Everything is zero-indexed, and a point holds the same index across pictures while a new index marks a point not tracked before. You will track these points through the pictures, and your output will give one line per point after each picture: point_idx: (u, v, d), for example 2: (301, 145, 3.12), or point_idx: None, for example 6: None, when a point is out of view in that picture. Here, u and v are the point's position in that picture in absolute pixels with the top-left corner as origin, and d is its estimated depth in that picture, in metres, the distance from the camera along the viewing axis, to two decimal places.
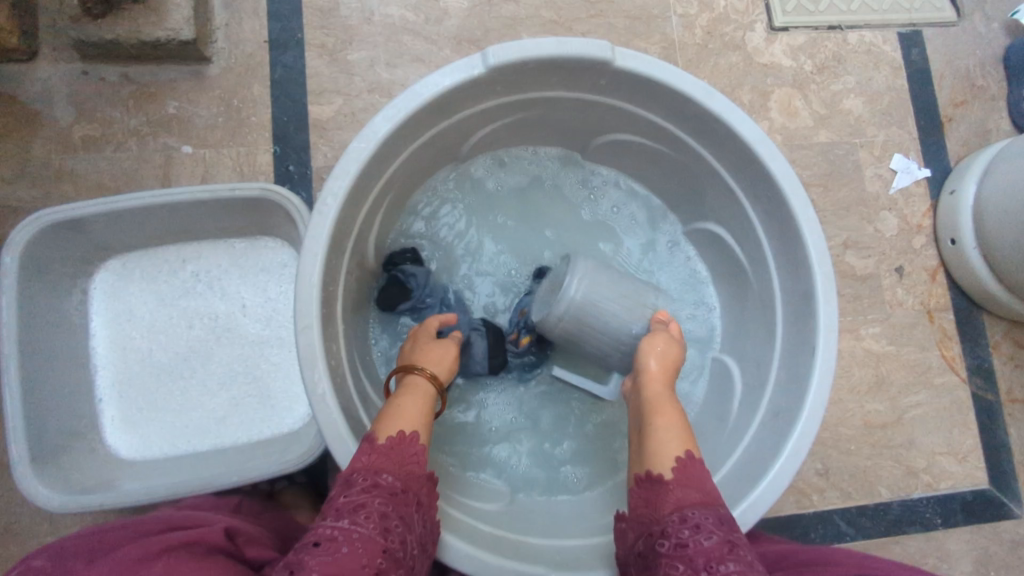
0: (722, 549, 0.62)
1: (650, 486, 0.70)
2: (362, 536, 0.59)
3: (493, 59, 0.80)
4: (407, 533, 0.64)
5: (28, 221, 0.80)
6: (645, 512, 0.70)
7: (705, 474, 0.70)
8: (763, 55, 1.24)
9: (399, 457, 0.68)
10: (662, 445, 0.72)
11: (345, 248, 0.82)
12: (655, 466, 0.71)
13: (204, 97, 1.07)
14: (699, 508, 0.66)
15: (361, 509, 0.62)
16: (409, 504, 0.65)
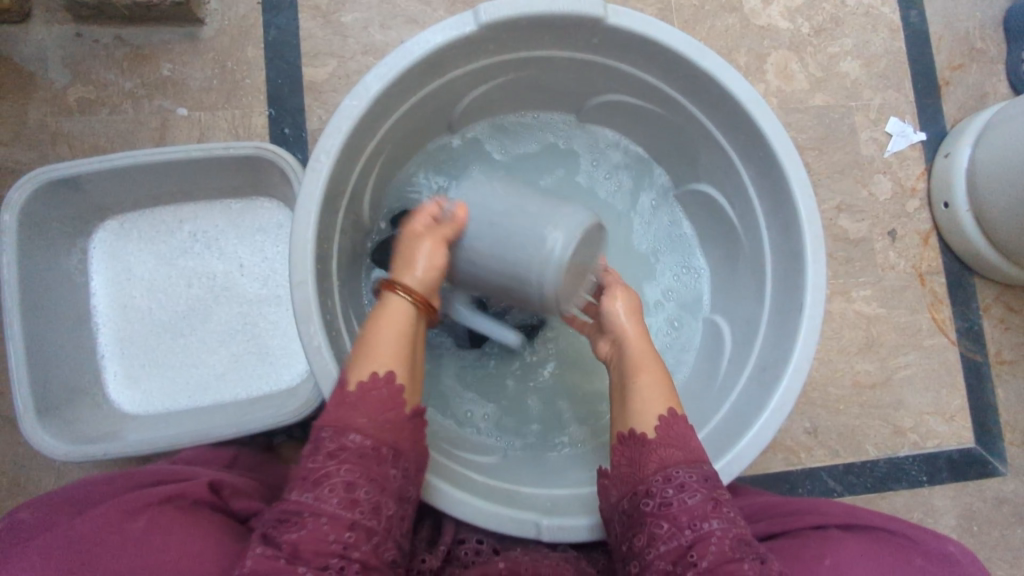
0: (705, 507, 0.68)
1: (634, 446, 0.73)
2: (327, 512, 0.65)
3: (484, 16, 0.81)
4: (379, 492, 0.68)
5: (25, 179, 0.80)
6: (628, 470, 0.72)
7: (688, 432, 0.73)
8: (760, 17, 1.23)
9: (366, 408, 0.69)
10: (645, 405, 0.75)
11: (339, 206, 0.83)
12: (637, 425, 0.74)
13: (198, 59, 1.07)
14: (684, 468, 0.70)
15: (326, 481, 0.66)
16: (379, 463, 0.68)
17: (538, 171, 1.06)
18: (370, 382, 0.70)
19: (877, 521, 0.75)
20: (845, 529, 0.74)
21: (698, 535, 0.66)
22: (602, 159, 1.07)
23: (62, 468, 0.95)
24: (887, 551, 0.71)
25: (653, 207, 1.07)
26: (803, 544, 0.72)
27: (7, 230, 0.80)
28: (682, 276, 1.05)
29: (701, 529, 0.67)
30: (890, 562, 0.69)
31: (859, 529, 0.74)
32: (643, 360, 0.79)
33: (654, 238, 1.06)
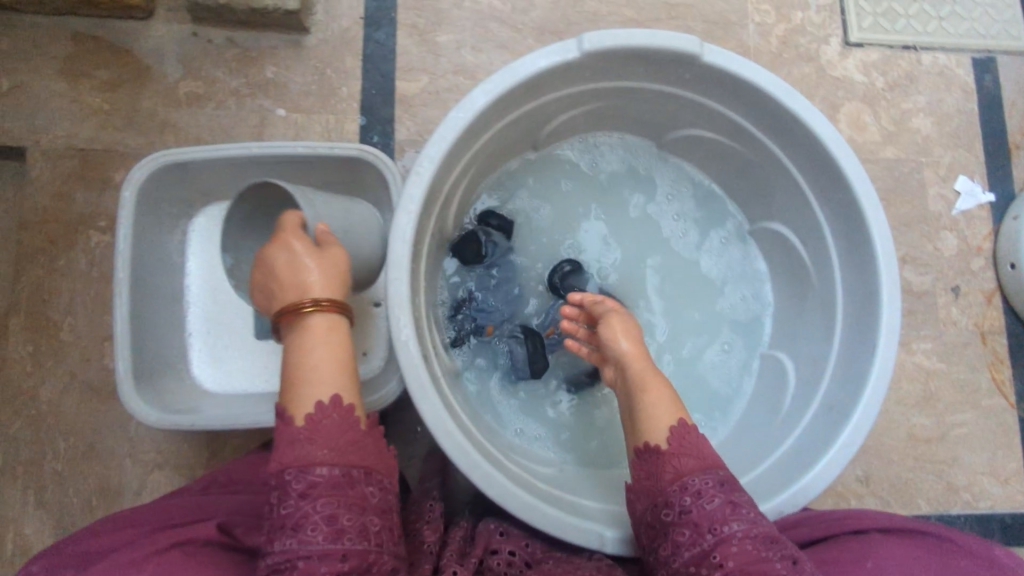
0: (724, 512, 0.68)
1: (652, 461, 0.72)
2: (314, 551, 0.60)
3: (587, 45, 0.85)
4: (363, 516, 0.62)
5: (147, 160, 0.86)
6: (644, 483, 0.73)
7: (700, 440, 0.73)
8: (836, 68, 1.26)
9: (329, 435, 0.63)
10: (655, 419, 0.74)
11: (433, 211, 0.87)
12: (650, 438, 0.73)
13: (300, 65, 1.13)
14: (697, 474, 0.71)
15: (305, 522, 0.61)
16: (357, 489, 0.63)
17: (613, 198, 1.09)
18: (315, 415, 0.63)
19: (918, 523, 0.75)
20: (886, 532, 0.74)
21: (719, 540, 0.67)
22: (672, 194, 1.10)
23: (135, 438, 1.00)
24: (929, 553, 0.71)
25: (722, 242, 1.09)
26: (845, 549, 0.72)
27: (125, 205, 0.85)
28: (746, 310, 1.07)
29: (722, 533, 0.67)
30: (931, 563, 0.69)
31: (900, 531, 0.74)
32: (646, 375, 0.78)
33: (721, 268, 1.08)
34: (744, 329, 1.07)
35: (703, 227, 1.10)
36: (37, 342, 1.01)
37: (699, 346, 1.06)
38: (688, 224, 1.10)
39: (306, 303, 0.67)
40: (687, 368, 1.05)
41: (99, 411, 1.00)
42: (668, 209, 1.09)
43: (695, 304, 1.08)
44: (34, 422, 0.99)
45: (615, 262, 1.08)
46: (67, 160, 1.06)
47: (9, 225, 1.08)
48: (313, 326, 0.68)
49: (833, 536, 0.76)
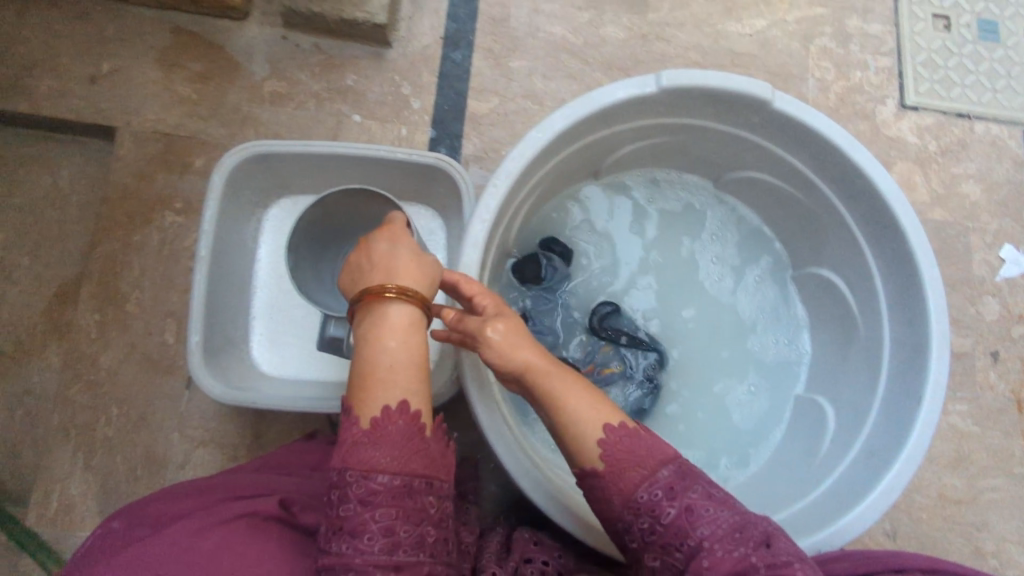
0: (684, 520, 0.62)
1: (597, 487, 0.65)
2: (369, 560, 0.59)
3: (665, 81, 0.89)
4: (420, 527, 0.61)
5: (239, 148, 0.91)
6: (601, 510, 0.66)
7: (636, 441, 0.65)
8: (890, 128, 1.30)
9: (393, 441, 0.62)
10: (582, 442, 0.65)
11: (502, 223, 0.91)
12: (586, 461, 0.65)
13: (381, 76, 1.19)
14: (645, 487, 0.64)
15: (362, 530, 0.59)
16: (416, 501, 0.62)
17: (663, 230, 1.13)
18: (383, 416, 0.62)
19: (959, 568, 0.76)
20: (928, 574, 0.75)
21: (688, 554, 0.61)
22: (716, 234, 1.13)
23: (184, 415, 1.03)
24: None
25: (756, 280, 1.12)
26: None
27: (215, 188, 0.89)
28: (784, 348, 1.09)
29: (689, 545, 0.61)
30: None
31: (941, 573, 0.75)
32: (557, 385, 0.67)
33: (755, 308, 1.11)
34: (778, 369, 1.09)
35: (743, 267, 1.12)
36: (103, 311, 1.05)
37: (732, 382, 1.08)
38: (725, 268, 1.12)
39: (390, 287, 0.65)
40: (717, 403, 1.07)
41: (155, 384, 1.03)
42: (710, 248, 1.12)
43: (729, 341, 1.10)
44: (91, 388, 1.02)
45: (660, 296, 1.11)
46: (152, 142, 1.11)
47: (90, 198, 1.13)
48: (393, 316, 0.65)
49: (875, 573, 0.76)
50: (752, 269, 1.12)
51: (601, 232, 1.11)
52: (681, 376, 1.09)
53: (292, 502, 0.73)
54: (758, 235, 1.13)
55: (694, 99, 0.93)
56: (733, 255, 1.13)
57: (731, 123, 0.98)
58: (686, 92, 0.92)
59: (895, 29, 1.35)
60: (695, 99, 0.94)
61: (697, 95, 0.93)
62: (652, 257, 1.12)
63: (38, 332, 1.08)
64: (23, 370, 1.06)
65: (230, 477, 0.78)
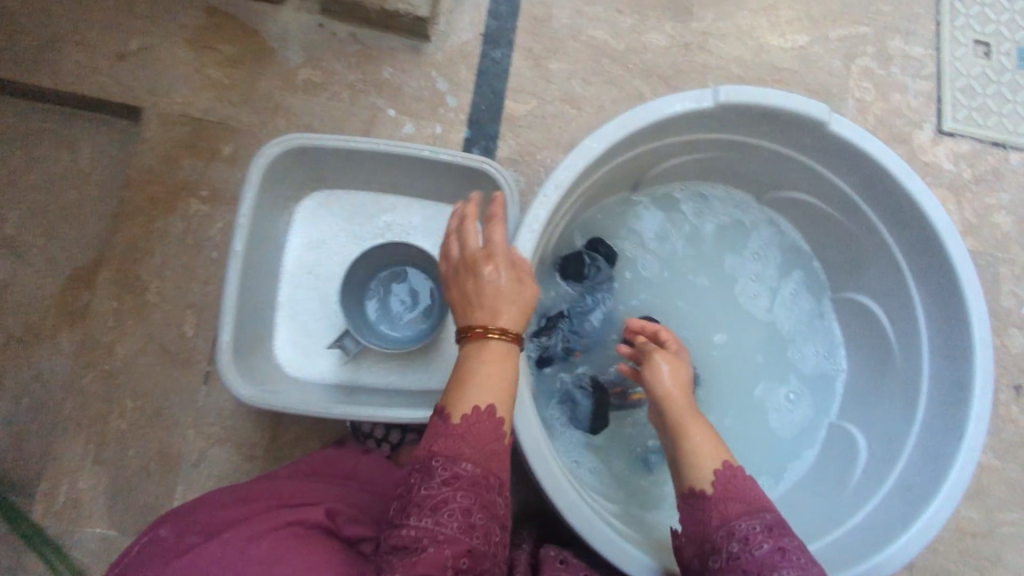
0: (774, 557, 0.67)
1: (698, 506, 0.74)
2: (446, 539, 0.58)
3: (723, 97, 0.87)
4: (492, 522, 0.61)
5: (280, 140, 0.88)
6: (693, 526, 0.74)
7: (749, 484, 0.73)
8: (927, 154, 1.29)
9: (479, 437, 0.61)
10: (700, 464, 0.74)
11: (546, 235, 0.88)
12: (696, 483, 0.74)
13: (418, 70, 1.16)
14: (746, 520, 0.71)
15: (443, 506, 0.59)
16: (492, 491, 0.61)
17: (704, 244, 1.09)
18: (476, 417, 0.61)
19: None
20: None
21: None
22: (754, 256, 1.09)
23: (200, 412, 0.99)
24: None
25: (793, 292, 1.09)
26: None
27: (252, 181, 0.86)
28: (820, 368, 1.08)
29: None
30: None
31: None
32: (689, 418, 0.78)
33: (792, 321, 1.08)
34: (811, 386, 1.07)
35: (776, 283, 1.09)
36: (121, 299, 1.01)
37: (768, 405, 1.06)
38: (763, 286, 1.09)
39: (495, 327, 0.64)
40: (744, 421, 1.05)
41: (171, 379, 0.99)
42: (745, 268, 1.09)
43: (765, 362, 1.08)
44: (106, 380, 0.99)
45: (693, 317, 1.08)
46: (179, 126, 1.07)
47: (111, 180, 1.09)
48: (492, 345, 0.65)
49: None
50: (788, 283, 1.10)
51: (641, 244, 1.09)
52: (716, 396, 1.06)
53: (338, 512, 0.76)
54: (802, 257, 1.10)
55: (748, 116, 0.91)
56: (770, 274, 1.09)
57: (782, 141, 0.96)
58: (742, 109, 0.89)
59: (937, 53, 1.33)
60: (750, 117, 0.91)
61: (752, 114, 0.90)
62: (691, 270, 1.09)
63: (51, 317, 1.04)
64: (34, 355, 1.03)
65: (272, 480, 0.80)
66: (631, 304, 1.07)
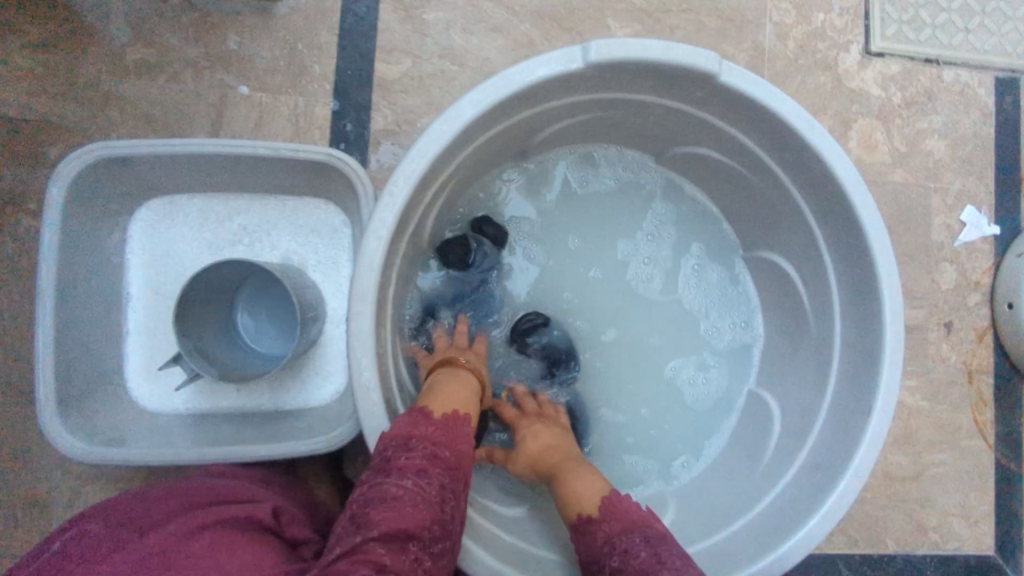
0: (653, 560, 0.67)
1: (586, 532, 0.74)
2: (424, 499, 0.66)
3: (594, 55, 0.75)
4: (457, 504, 0.70)
5: (82, 151, 0.75)
6: (584, 553, 0.74)
7: (635, 507, 0.75)
8: (854, 80, 1.17)
9: (453, 435, 0.73)
10: (587, 494, 0.76)
11: (405, 235, 0.78)
12: (583, 509, 0.76)
13: (268, 36, 1.00)
14: (626, 536, 0.71)
15: (424, 473, 0.68)
16: (460, 479, 0.72)
17: (599, 212, 1.01)
18: (455, 416, 0.75)
19: None
20: None
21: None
22: (650, 226, 1.01)
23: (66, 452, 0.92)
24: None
25: (695, 268, 1.02)
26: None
27: (52, 206, 0.74)
28: (732, 337, 1.01)
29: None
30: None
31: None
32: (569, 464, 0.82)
33: (699, 298, 1.01)
34: (723, 361, 1.01)
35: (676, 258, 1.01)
36: None
37: (672, 389, 1.00)
38: (657, 269, 1.01)
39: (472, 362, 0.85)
40: (650, 403, 1.00)
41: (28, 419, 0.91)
42: (638, 245, 1.01)
43: (667, 347, 1.01)
44: None
45: (595, 291, 1.01)
46: None
47: None
48: (466, 374, 0.84)
49: None
50: (688, 258, 1.02)
51: (526, 228, 1.00)
52: (615, 388, 1.00)
53: (281, 512, 0.74)
54: (704, 220, 1.02)
55: (629, 73, 0.79)
56: (669, 246, 1.01)
57: (674, 96, 0.84)
58: (620, 66, 0.77)
59: None
60: (632, 73, 0.79)
61: (632, 71, 0.78)
62: (584, 251, 1.01)
63: None
64: None
65: (218, 477, 0.77)
66: (519, 298, 1.00)
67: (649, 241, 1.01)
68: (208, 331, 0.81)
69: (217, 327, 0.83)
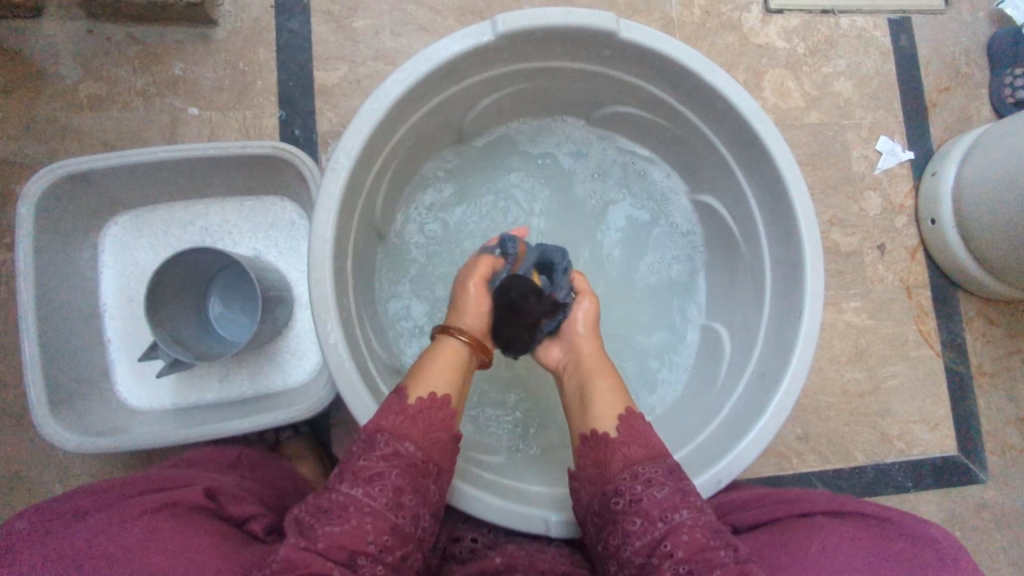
0: (675, 498, 0.70)
1: (602, 447, 0.75)
2: (372, 510, 0.66)
3: (502, 27, 0.82)
4: (419, 506, 0.70)
5: (44, 172, 0.82)
6: (596, 470, 0.75)
7: (648, 430, 0.77)
8: (759, 36, 1.27)
9: (428, 423, 0.72)
10: (604, 409, 0.78)
11: (355, 210, 0.84)
12: (601, 426, 0.77)
13: (210, 59, 1.08)
14: (648, 463, 0.73)
15: (376, 480, 0.68)
16: (427, 478, 0.71)
17: (543, 171, 1.07)
18: (433, 399, 0.73)
19: (858, 504, 0.77)
20: (830, 515, 0.76)
21: (670, 527, 0.68)
22: (584, 159, 1.08)
23: (63, 464, 0.97)
24: (869, 535, 0.72)
25: (633, 175, 1.09)
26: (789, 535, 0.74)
27: (24, 223, 0.82)
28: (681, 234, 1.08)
29: (673, 521, 0.68)
30: (874, 542, 0.71)
31: (845, 515, 0.76)
32: (595, 368, 0.82)
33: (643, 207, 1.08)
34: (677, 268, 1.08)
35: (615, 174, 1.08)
36: None
37: (632, 328, 1.06)
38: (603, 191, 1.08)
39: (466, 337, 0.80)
40: (625, 311, 1.06)
41: (24, 436, 0.97)
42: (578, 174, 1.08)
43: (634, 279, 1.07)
44: None
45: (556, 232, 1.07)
46: None
47: None
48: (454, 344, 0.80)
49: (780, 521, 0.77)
50: (626, 168, 1.08)
51: (474, 197, 1.05)
52: None
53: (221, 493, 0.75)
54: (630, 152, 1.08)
55: (537, 39, 0.87)
56: (605, 166, 1.08)
57: (583, 56, 0.91)
58: (532, 31, 0.85)
59: None
60: (540, 39, 0.87)
61: (540, 36, 0.86)
62: (533, 212, 1.06)
63: None
64: None
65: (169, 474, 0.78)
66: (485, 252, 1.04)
67: (590, 173, 1.08)
68: (183, 321, 0.87)
69: (194, 319, 0.89)
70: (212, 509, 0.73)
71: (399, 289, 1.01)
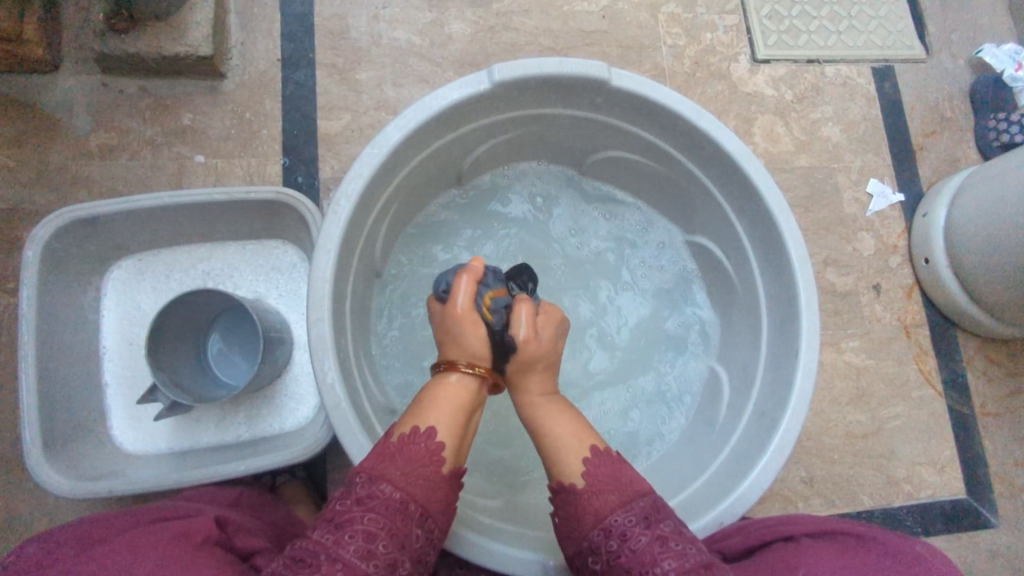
0: (653, 549, 0.65)
1: (572, 501, 0.70)
2: (342, 559, 0.59)
3: (498, 75, 0.86)
4: (397, 551, 0.63)
5: (52, 217, 0.84)
6: (568, 526, 0.71)
7: (615, 467, 0.72)
8: (748, 85, 1.32)
9: (406, 467, 0.66)
10: (567, 455, 0.72)
11: (355, 251, 0.86)
12: (564, 475, 0.72)
13: (219, 110, 1.12)
14: (621, 513, 0.68)
15: (347, 526, 0.62)
16: (406, 521, 0.64)
17: (538, 215, 1.10)
18: (416, 438, 0.68)
19: (843, 525, 0.76)
20: (813, 537, 0.74)
21: None
22: (592, 202, 1.11)
23: (56, 509, 0.96)
24: (856, 552, 0.71)
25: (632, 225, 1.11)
26: (775, 558, 0.72)
27: (29, 266, 0.83)
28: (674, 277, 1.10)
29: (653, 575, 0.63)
30: (855, 558, 0.69)
31: (827, 535, 0.74)
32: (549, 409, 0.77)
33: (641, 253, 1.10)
34: (675, 312, 1.08)
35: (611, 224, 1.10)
36: None
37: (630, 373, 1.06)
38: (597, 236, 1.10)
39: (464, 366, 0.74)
40: (622, 355, 1.06)
41: (17, 483, 0.97)
42: (575, 222, 1.10)
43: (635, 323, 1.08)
44: None
45: (557, 275, 1.08)
46: None
47: None
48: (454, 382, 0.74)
49: (766, 547, 0.76)
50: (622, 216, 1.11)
51: (472, 241, 1.07)
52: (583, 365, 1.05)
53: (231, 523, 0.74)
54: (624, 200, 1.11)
55: (533, 88, 0.90)
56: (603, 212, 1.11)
57: (577, 104, 0.95)
58: (527, 79, 0.88)
59: None
60: (536, 87, 0.90)
61: (534, 84, 0.89)
62: (531, 255, 1.08)
63: None
64: None
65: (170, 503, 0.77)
66: None
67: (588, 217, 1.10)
68: (181, 364, 0.88)
69: (193, 363, 0.90)
70: (222, 541, 0.71)
71: (397, 330, 1.01)
